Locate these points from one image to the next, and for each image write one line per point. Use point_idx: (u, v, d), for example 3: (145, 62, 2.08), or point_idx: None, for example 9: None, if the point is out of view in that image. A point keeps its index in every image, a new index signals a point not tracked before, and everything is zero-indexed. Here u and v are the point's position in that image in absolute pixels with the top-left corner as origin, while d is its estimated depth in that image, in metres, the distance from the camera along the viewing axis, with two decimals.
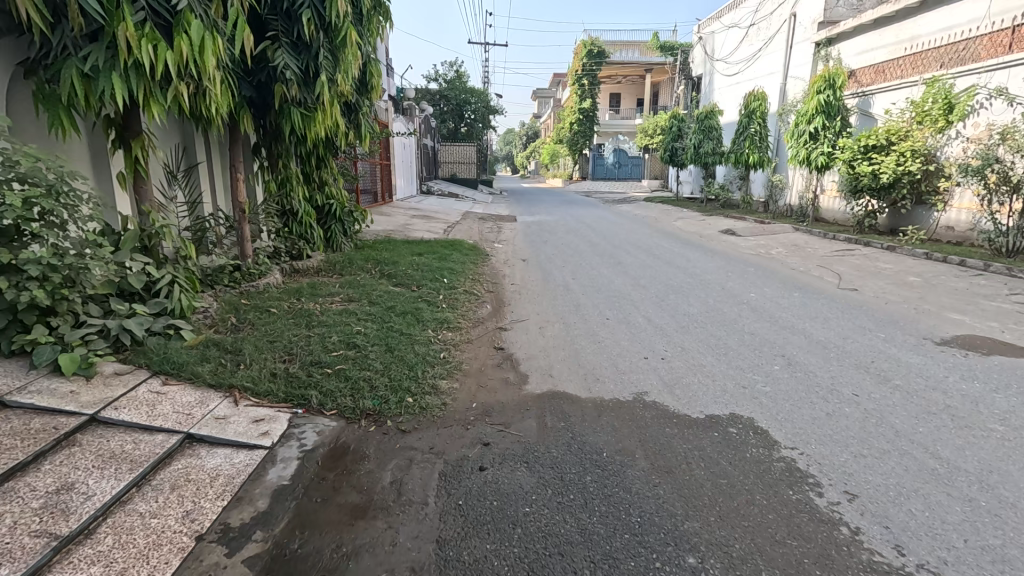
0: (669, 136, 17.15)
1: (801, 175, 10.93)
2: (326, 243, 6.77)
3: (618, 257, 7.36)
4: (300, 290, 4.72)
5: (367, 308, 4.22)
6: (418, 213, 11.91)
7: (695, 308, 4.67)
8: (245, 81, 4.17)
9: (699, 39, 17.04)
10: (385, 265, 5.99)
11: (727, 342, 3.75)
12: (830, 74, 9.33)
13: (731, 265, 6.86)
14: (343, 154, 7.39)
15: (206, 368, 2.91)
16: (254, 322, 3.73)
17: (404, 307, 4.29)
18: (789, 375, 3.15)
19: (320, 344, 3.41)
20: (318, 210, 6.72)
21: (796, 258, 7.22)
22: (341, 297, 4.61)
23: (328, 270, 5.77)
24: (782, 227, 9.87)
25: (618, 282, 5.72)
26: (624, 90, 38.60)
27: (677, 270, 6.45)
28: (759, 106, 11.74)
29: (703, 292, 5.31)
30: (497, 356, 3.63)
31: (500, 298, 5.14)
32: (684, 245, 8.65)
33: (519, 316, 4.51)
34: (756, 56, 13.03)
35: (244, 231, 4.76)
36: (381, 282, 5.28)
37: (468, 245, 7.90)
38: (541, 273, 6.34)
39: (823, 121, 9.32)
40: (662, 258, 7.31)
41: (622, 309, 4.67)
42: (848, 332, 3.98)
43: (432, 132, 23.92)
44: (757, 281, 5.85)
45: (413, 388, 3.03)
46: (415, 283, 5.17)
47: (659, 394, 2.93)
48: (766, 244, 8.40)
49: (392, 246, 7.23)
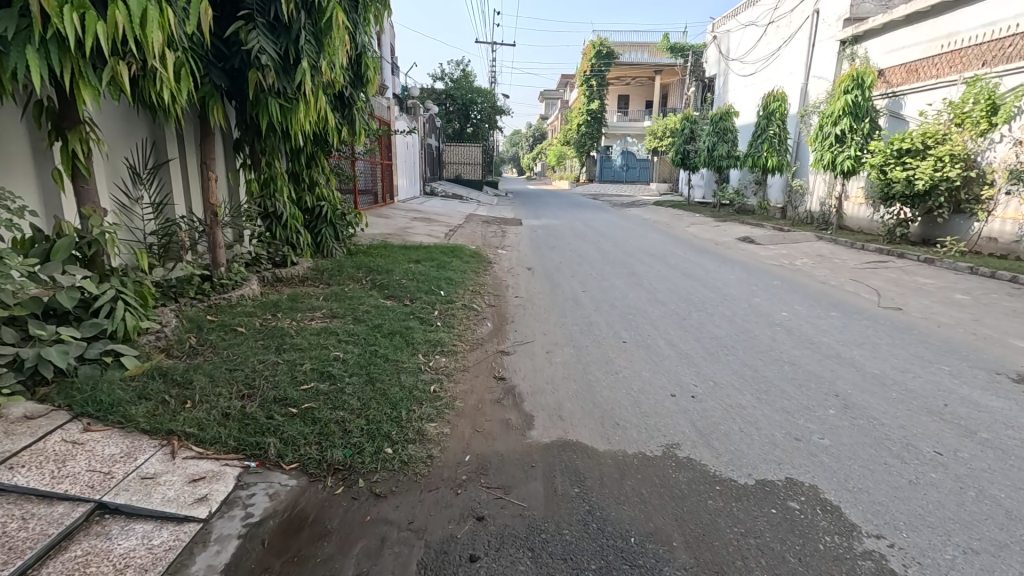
0: (681, 139, 16.60)
1: (823, 180, 10.36)
2: (316, 248, 6.28)
3: (631, 266, 6.81)
4: (277, 303, 4.23)
5: (350, 327, 3.71)
6: (418, 215, 11.40)
7: (722, 329, 4.13)
8: (216, 67, 3.68)
9: (712, 38, 16.48)
10: (378, 274, 5.48)
11: (766, 375, 3.21)
12: (858, 72, 8.77)
13: (755, 277, 6.30)
14: (337, 152, 6.89)
15: (141, 408, 2.40)
16: (216, 344, 3.23)
17: (392, 326, 3.77)
18: (849, 424, 2.60)
19: (289, 375, 2.89)
20: (308, 212, 6.24)
21: (825, 270, 6.66)
22: (323, 312, 4.10)
23: (315, 279, 5.27)
24: (804, 236, 9.30)
25: (633, 296, 5.19)
26: (632, 91, 38.02)
27: (696, 282, 5.91)
28: (778, 107, 11.22)
29: (729, 309, 4.77)
30: (496, 389, 3.10)
31: (502, 313, 4.62)
32: (700, 254, 8.10)
33: (524, 337, 3.98)
34: (774, 55, 12.49)
35: (216, 237, 4.23)
36: (371, 293, 4.78)
37: (470, 251, 7.38)
38: (548, 284, 5.82)
39: (851, 123, 8.75)
40: (679, 268, 6.75)
41: (641, 330, 4.13)
42: (905, 364, 3.43)
43: (437, 132, 23.42)
44: (786, 297, 5.30)
45: (394, 434, 2.50)
46: (408, 296, 4.66)
47: (694, 448, 2.39)
48: (789, 254, 7.84)
49: (388, 252, 6.73)
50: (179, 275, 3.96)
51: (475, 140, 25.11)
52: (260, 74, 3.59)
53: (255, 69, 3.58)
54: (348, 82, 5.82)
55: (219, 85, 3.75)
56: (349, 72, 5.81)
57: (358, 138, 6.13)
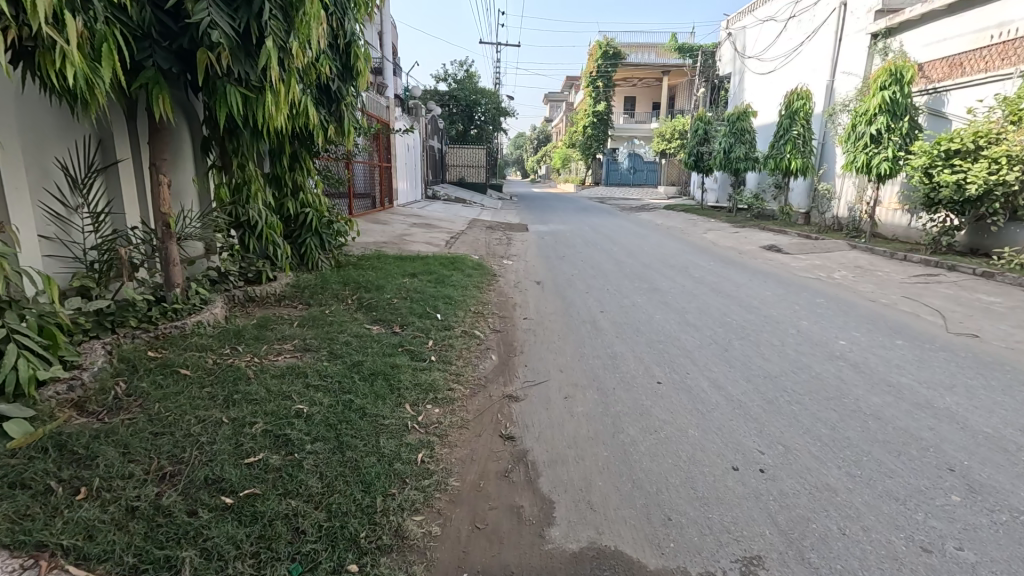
0: (694, 141, 15.90)
1: (853, 183, 9.65)
2: (300, 261, 5.62)
3: (652, 280, 6.11)
4: (240, 330, 3.56)
5: (324, 365, 3.02)
6: (418, 220, 10.73)
7: (775, 364, 3.43)
8: (160, 46, 3.03)
9: (726, 35, 15.78)
10: (367, 291, 4.81)
11: (850, 436, 2.51)
12: (897, 66, 8.03)
13: (792, 293, 5.59)
14: (325, 154, 6.25)
15: (5, 507, 1.73)
16: (148, 393, 2.55)
17: (376, 364, 3.09)
18: (988, 520, 1.91)
19: (232, 442, 2.21)
20: (291, 219, 5.60)
21: (870, 285, 5.94)
22: (295, 342, 3.44)
23: (293, 297, 4.60)
24: (834, 244, 8.58)
25: (661, 320, 4.48)
26: (639, 93, 37.31)
27: (728, 300, 5.21)
28: (803, 106, 10.51)
29: (776, 336, 4.06)
30: (504, 455, 2.41)
31: (510, 342, 3.93)
32: (725, 264, 7.40)
33: (537, 377, 3.28)
34: (796, 50, 11.79)
35: (168, 252, 3.54)
36: (356, 317, 4.11)
37: (473, 262, 6.70)
38: (560, 301, 5.14)
39: (888, 121, 8.03)
40: (705, 283, 6.05)
41: (677, 366, 3.43)
42: (1018, 417, 2.71)
43: (439, 133, 22.80)
44: (838, 319, 4.59)
45: (363, 539, 1.80)
46: (398, 321, 3.99)
47: (784, 566, 1.70)
48: (823, 265, 7.14)
49: (381, 264, 6.06)
50: (121, 300, 3.29)
51: (479, 142, 24.50)
52: (211, 54, 2.91)
53: (205, 47, 2.90)
54: (334, 74, 5.20)
55: (166, 69, 3.09)
56: (335, 62, 5.19)
57: (347, 137, 5.49)
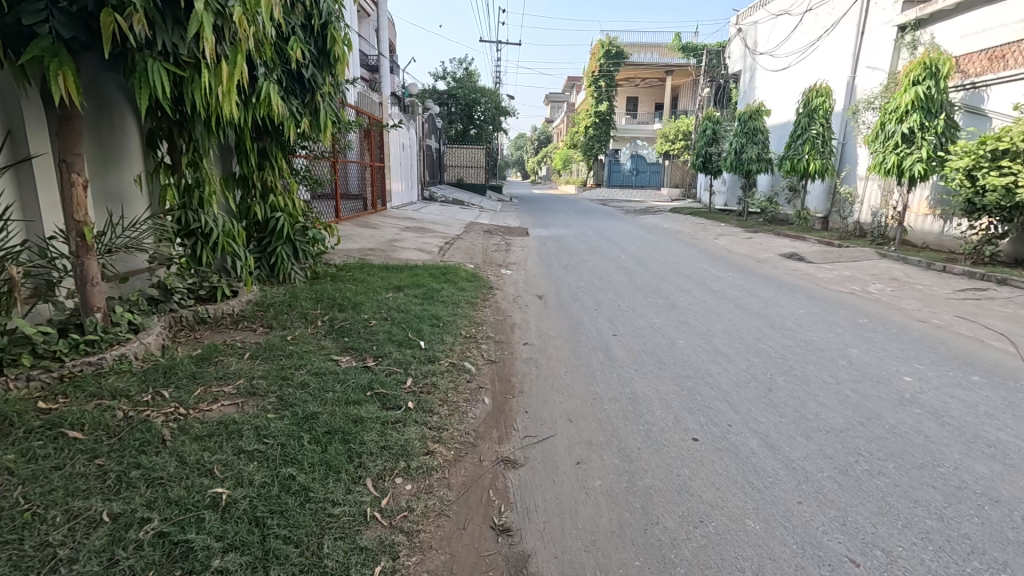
0: (702, 141, 15.24)
1: (879, 187, 9.00)
2: (269, 272, 4.95)
3: (667, 295, 5.45)
4: (174, 366, 2.89)
5: (267, 421, 2.35)
6: (411, 224, 10.07)
7: (837, 413, 2.76)
8: (59, 7, 2.36)
9: (736, 31, 15.12)
10: (342, 310, 4.14)
11: (969, 533, 1.84)
12: (932, 59, 7.36)
13: (829, 311, 4.92)
14: (300, 152, 5.63)
15: None
16: (11, 468, 1.89)
17: (335, 417, 2.41)
18: None
19: (103, 559, 1.53)
20: (258, 225, 4.97)
21: (914, 302, 5.28)
22: (239, 382, 2.76)
23: (254, 318, 3.93)
24: (861, 252, 7.91)
25: (685, 348, 3.81)
26: (642, 93, 36.67)
27: (759, 320, 4.54)
28: (822, 104, 9.85)
29: (826, 370, 3.39)
30: (496, 564, 1.74)
31: (507, 377, 3.25)
32: (745, 275, 6.73)
33: (541, 430, 2.60)
34: (813, 45, 11.14)
35: (85, 268, 2.87)
36: (323, 345, 3.45)
37: (467, 272, 6.03)
38: (566, 321, 4.47)
39: (921, 118, 7.34)
40: (727, 297, 5.39)
41: (715, 414, 2.76)
42: None
43: (438, 132, 22.17)
44: (892, 346, 3.91)
45: None
46: (373, 351, 3.33)
47: None
48: (854, 277, 6.48)
49: (364, 275, 5.38)
50: (17, 333, 2.62)
51: (478, 142, 23.90)
52: (119, 16, 2.24)
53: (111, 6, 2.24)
54: (307, 59, 4.59)
55: (69, 37, 2.43)
56: (309, 46, 4.58)
57: (323, 133, 4.86)
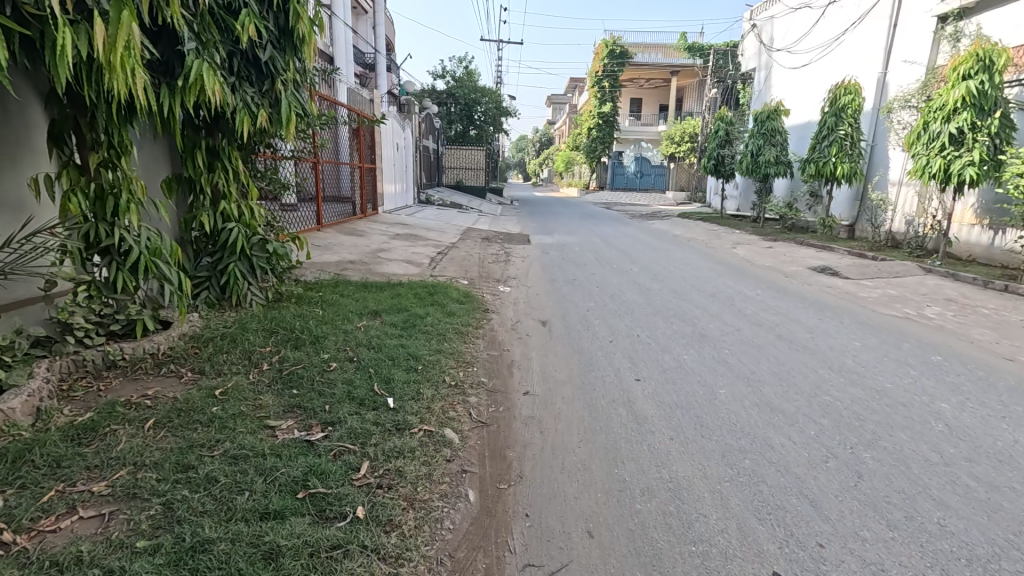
0: (714, 143, 14.41)
1: (916, 193, 8.19)
2: (220, 294, 4.14)
3: (692, 321, 4.64)
4: (34, 447, 2.05)
5: (129, 561, 1.52)
6: (402, 230, 9.27)
7: (969, 523, 1.94)
8: None
9: (750, 26, 14.29)
10: (296, 348, 3.32)
11: None
12: (985, 50, 6.54)
13: (891, 344, 4.10)
14: (263, 150, 4.82)
15: None
16: None
17: (239, 553, 1.58)
18: None
19: None
20: (209, 236, 4.18)
21: (987, 332, 4.46)
22: (119, 476, 1.93)
23: (183, 360, 3.10)
24: (902, 265, 7.11)
25: (728, 401, 2.99)
26: (647, 94, 35.86)
27: (811, 358, 3.73)
28: (851, 102, 9.05)
29: (922, 439, 2.58)
30: None
31: (501, 453, 2.43)
32: (777, 293, 5.92)
33: (548, 556, 1.79)
34: (838, 40, 10.33)
35: None
36: (261, 402, 2.63)
37: (460, 290, 5.22)
38: (576, 358, 3.65)
39: (973, 117, 6.52)
40: (764, 324, 4.58)
41: (795, 522, 1.95)
42: None
43: (438, 133, 21.44)
44: (993, 399, 3.08)
45: None
46: (326, 413, 2.52)
47: None
48: (904, 297, 5.66)
49: (337, 297, 4.57)
50: None
51: (479, 143, 23.14)
52: None
53: None
54: (264, 38, 3.77)
55: None
56: (266, 22, 3.76)
57: (285, 129, 4.04)
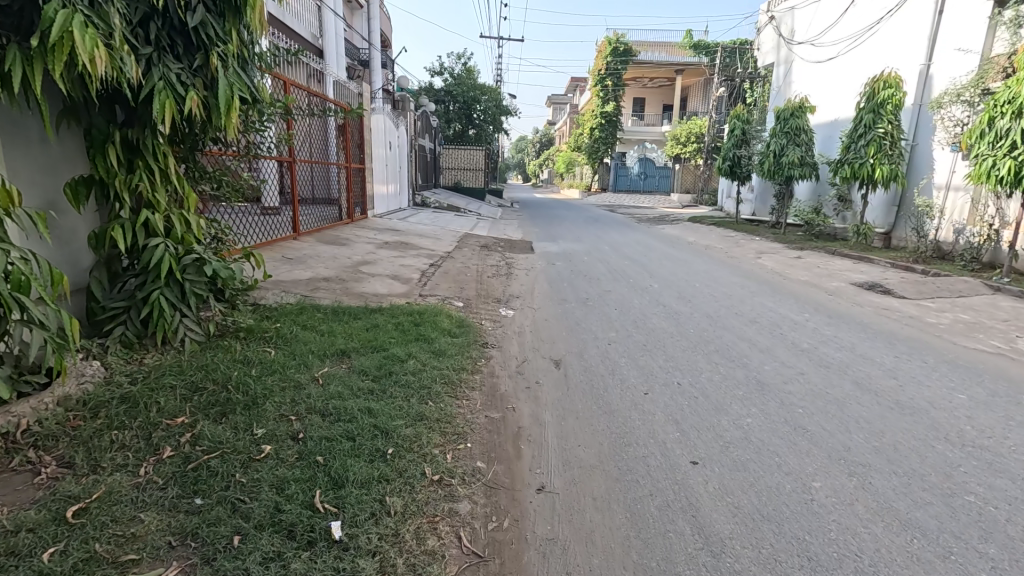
0: (729, 143, 13.50)
1: (969, 198, 7.29)
2: (141, 331, 3.19)
3: (743, 360, 3.71)
4: None
5: None
6: (393, 237, 8.36)
7: None
8: None
9: (767, 19, 13.39)
10: (219, 420, 2.38)
11: None
12: None
13: (1007, 397, 3.18)
14: (210, 147, 3.88)
15: None
16: None
17: None
18: None
19: None
20: (130, 255, 3.23)
21: None
22: None
23: (53, 443, 2.17)
24: (963, 282, 6.20)
25: (834, 508, 2.06)
26: (648, 94, 34.96)
27: (916, 423, 2.81)
28: (891, 97, 8.14)
29: None
30: None
31: None
32: (829, 318, 5.00)
33: None
34: (873, 29, 9.43)
35: None
36: (140, 531, 1.70)
37: (454, 318, 4.28)
38: (603, 425, 2.72)
39: None
40: (833, 366, 3.66)
41: None
42: None
43: (436, 134, 20.55)
44: None
45: None
46: (228, 560, 1.58)
47: None
48: (983, 325, 4.74)
49: (295, 330, 3.62)
50: None
51: (478, 143, 22.23)
52: None
53: None
54: None
55: None
56: None
57: (227, 118, 3.09)
